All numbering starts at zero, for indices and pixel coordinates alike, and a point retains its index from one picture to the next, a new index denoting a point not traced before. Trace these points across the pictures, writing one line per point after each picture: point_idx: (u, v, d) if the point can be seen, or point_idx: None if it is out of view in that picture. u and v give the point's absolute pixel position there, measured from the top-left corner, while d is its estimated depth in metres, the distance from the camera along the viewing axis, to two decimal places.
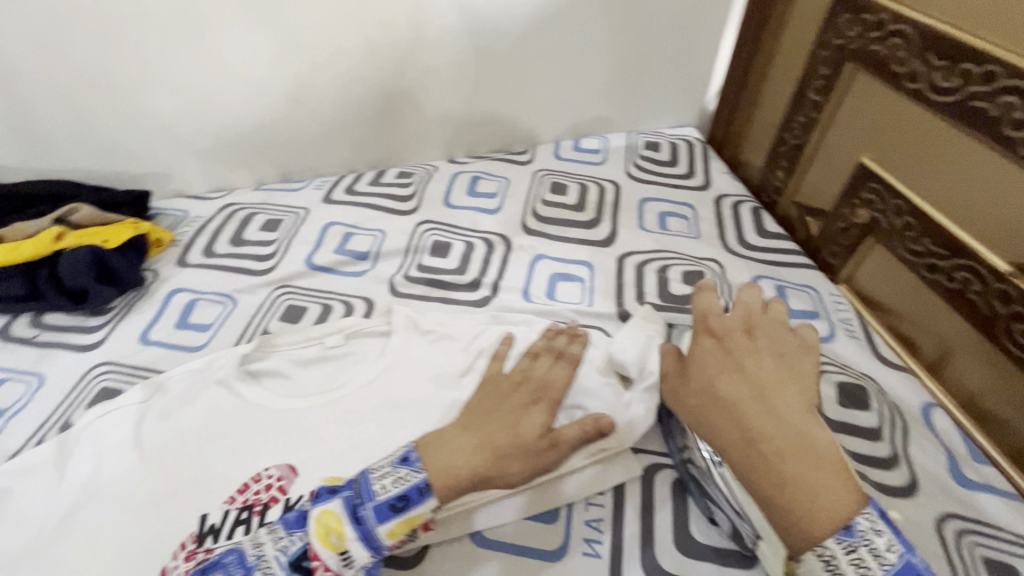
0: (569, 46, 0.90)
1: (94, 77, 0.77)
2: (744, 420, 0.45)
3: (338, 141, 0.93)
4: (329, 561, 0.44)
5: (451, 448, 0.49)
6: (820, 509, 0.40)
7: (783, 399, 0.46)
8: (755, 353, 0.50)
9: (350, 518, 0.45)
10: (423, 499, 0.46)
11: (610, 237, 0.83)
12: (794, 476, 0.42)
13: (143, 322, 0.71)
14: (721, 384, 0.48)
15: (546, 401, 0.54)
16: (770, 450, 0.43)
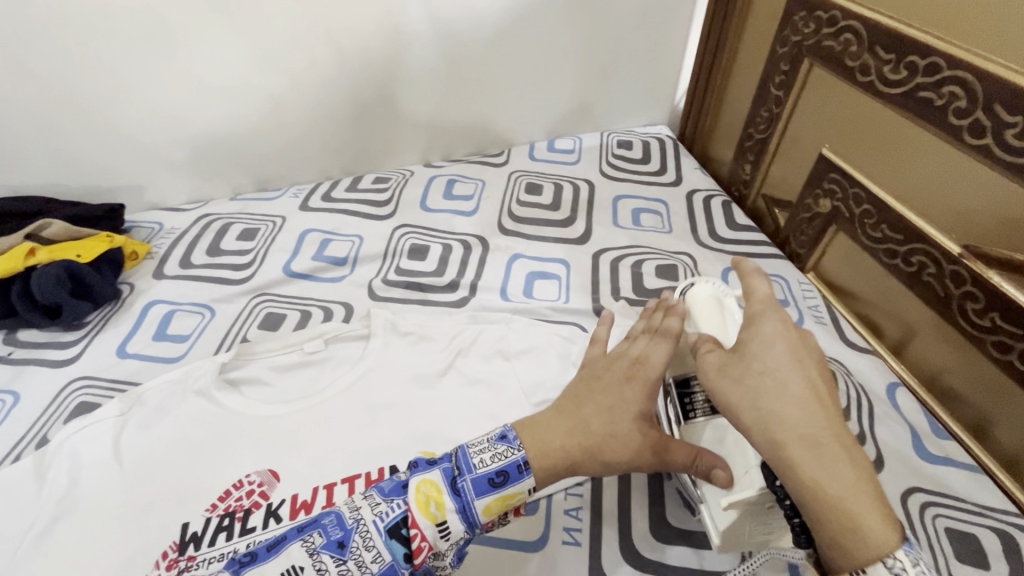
0: (540, 49, 0.92)
1: (61, 92, 0.77)
2: (765, 430, 0.40)
3: (313, 149, 0.93)
4: (426, 530, 0.43)
5: (543, 429, 0.50)
6: (864, 531, 0.35)
7: (801, 396, 0.40)
8: (768, 339, 0.43)
9: (450, 489, 0.45)
10: (523, 478, 0.46)
11: (585, 234, 0.85)
12: (837, 498, 0.36)
13: (120, 335, 0.71)
14: (731, 384, 0.43)
15: (643, 379, 0.52)
16: (797, 466, 0.38)
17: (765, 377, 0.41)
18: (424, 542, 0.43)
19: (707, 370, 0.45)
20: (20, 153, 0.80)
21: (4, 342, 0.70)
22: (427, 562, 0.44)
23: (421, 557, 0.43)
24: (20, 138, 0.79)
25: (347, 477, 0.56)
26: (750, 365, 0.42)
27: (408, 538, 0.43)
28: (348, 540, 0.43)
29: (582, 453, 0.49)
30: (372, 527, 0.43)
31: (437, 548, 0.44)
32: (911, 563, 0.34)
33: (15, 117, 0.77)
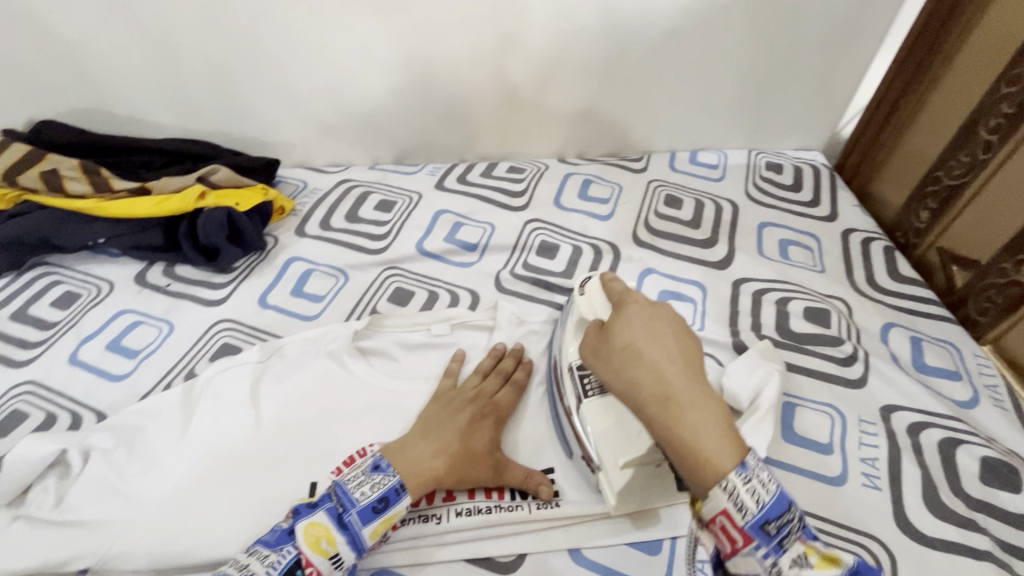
0: (707, 56, 0.85)
1: (242, 46, 0.81)
2: (631, 394, 0.45)
3: (456, 129, 0.93)
4: (320, 566, 0.46)
5: (410, 455, 0.53)
6: (709, 458, 0.40)
7: (658, 358, 0.46)
8: (628, 319, 0.49)
9: (336, 525, 0.47)
10: (400, 498, 0.49)
11: (725, 259, 0.79)
12: (686, 433, 0.41)
13: (263, 285, 0.74)
14: (604, 364, 0.49)
15: (492, 416, 0.58)
16: (653, 417, 0.44)
17: (626, 352, 0.47)
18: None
19: (588, 355, 0.51)
20: (197, 99, 0.86)
21: (164, 273, 0.75)
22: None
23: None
24: (199, 85, 0.85)
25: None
26: (613, 340, 0.48)
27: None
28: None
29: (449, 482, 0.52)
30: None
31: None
32: (743, 480, 0.39)
33: (199, 65, 0.82)
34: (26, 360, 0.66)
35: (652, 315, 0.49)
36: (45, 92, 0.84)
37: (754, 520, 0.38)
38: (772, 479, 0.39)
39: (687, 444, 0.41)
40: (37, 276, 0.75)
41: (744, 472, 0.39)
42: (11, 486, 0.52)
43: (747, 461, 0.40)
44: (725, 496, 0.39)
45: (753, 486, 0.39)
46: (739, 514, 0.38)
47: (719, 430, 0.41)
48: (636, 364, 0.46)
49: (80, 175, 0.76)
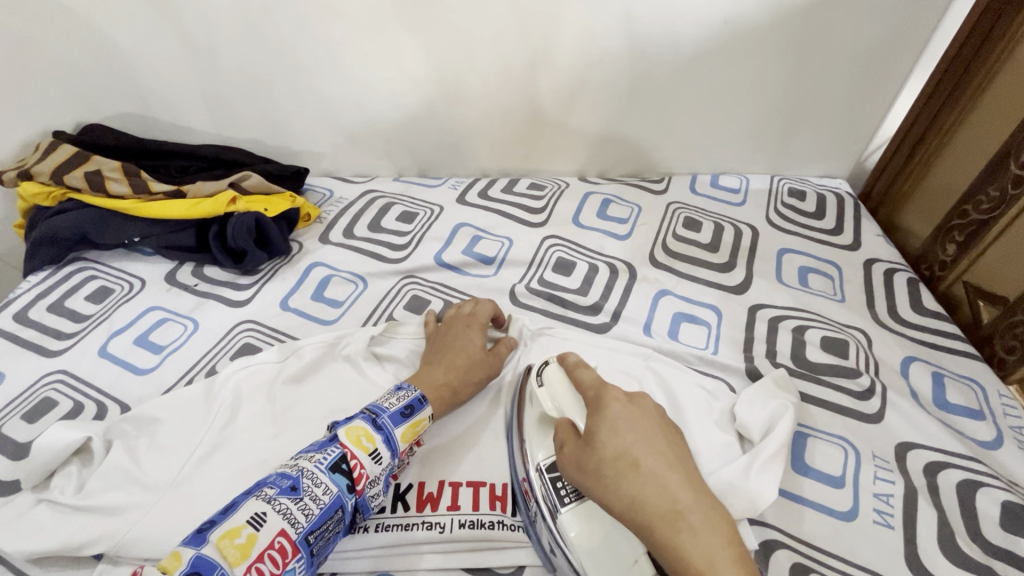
0: (730, 80, 0.86)
1: (279, 59, 0.84)
2: (639, 519, 0.41)
3: (480, 145, 0.95)
4: (363, 460, 0.49)
5: (425, 376, 0.61)
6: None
7: (661, 470, 0.43)
8: (612, 423, 0.45)
9: (373, 427, 0.52)
10: (423, 406, 0.56)
11: (743, 284, 0.78)
12: (700, 564, 0.39)
13: (285, 288, 0.76)
14: (599, 483, 0.43)
15: (475, 323, 0.67)
16: (663, 539, 0.40)
17: (623, 463, 0.43)
18: (363, 470, 0.49)
19: (576, 473, 0.45)
20: (235, 108, 0.90)
21: (193, 273, 0.78)
22: (366, 494, 0.50)
23: (361, 485, 0.49)
24: (237, 95, 0.88)
25: (472, 482, 0.57)
26: (603, 452, 0.44)
27: (349, 470, 0.48)
28: (300, 485, 0.46)
29: (463, 387, 0.61)
30: (317, 469, 0.47)
31: (372, 475, 0.50)
32: None
33: (238, 76, 0.86)
34: (58, 350, 0.69)
35: (632, 414, 0.46)
36: (96, 97, 0.90)
37: None
38: None
39: (701, 575, 0.38)
40: (76, 270, 0.79)
41: None
42: (36, 470, 0.55)
43: None
44: None
45: None
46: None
47: (732, 553, 0.39)
48: (642, 483, 0.42)
49: (120, 176, 0.79)
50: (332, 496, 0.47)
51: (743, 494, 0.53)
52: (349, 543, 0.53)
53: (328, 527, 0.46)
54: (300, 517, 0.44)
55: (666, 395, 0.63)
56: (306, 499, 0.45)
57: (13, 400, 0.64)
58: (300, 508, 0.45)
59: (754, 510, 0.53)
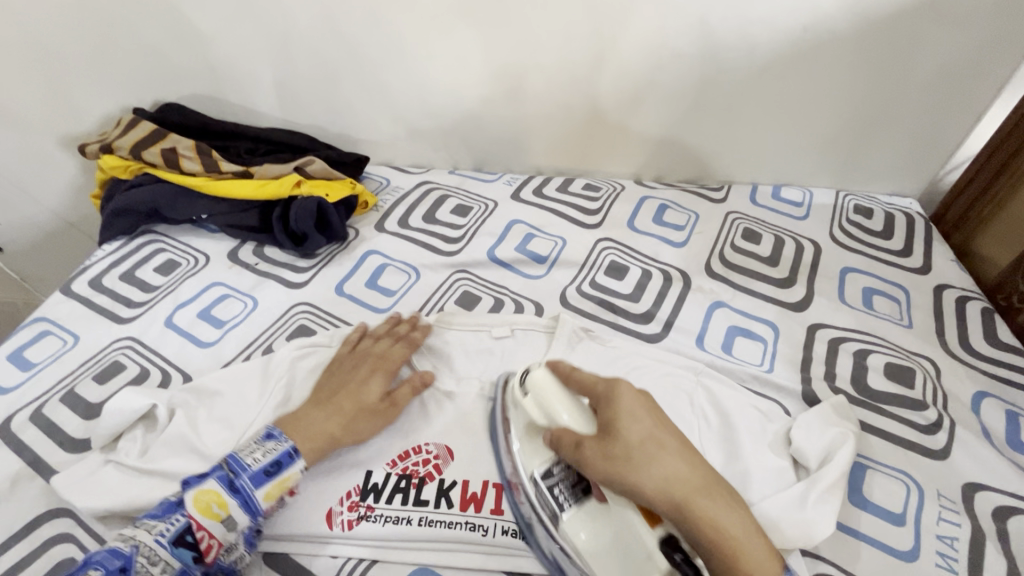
0: (803, 88, 0.83)
1: (349, 49, 0.86)
2: (670, 498, 0.44)
3: (537, 143, 0.95)
4: (211, 530, 0.49)
5: (307, 423, 0.56)
6: (745, 554, 0.43)
7: (678, 455, 0.47)
8: (630, 410, 0.49)
9: (227, 490, 0.50)
10: (294, 461, 0.53)
11: (803, 302, 0.76)
12: (731, 536, 0.43)
13: (341, 273, 0.78)
14: (627, 466, 0.45)
15: (381, 366, 0.62)
16: (697, 516, 0.44)
17: (648, 446, 0.47)
18: (212, 540, 0.49)
19: (600, 464, 0.46)
20: (302, 94, 0.92)
21: (254, 253, 0.81)
22: (222, 560, 0.50)
23: (212, 554, 0.49)
24: (305, 82, 0.90)
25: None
26: (626, 440, 0.47)
27: (196, 542, 0.48)
28: (133, 565, 0.46)
29: (347, 436, 0.57)
30: (155, 544, 0.47)
31: (227, 541, 0.50)
32: None
33: (308, 64, 0.88)
34: (128, 318, 0.72)
35: (645, 405, 0.50)
36: (172, 78, 0.93)
37: None
38: None
39: (732, 544, 0.43)
40: (145, 242, 0.82)
41: None
42: (107, 432, 0.58)
43: (778, 559, 0.44)
44: None
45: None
46: None
47: (750, 526, 0.45)
48: (670, 466, 0.46)
49: (193, 155, 0.82)
50: (174, 571, 0.47)
51: (798, 523, 0.51)
52: (391, 533, 0.54)
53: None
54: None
55: (718, 411, 0.61)
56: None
57: (85, 362, 0.67)
58: None
59: (807, 541, 0.51)
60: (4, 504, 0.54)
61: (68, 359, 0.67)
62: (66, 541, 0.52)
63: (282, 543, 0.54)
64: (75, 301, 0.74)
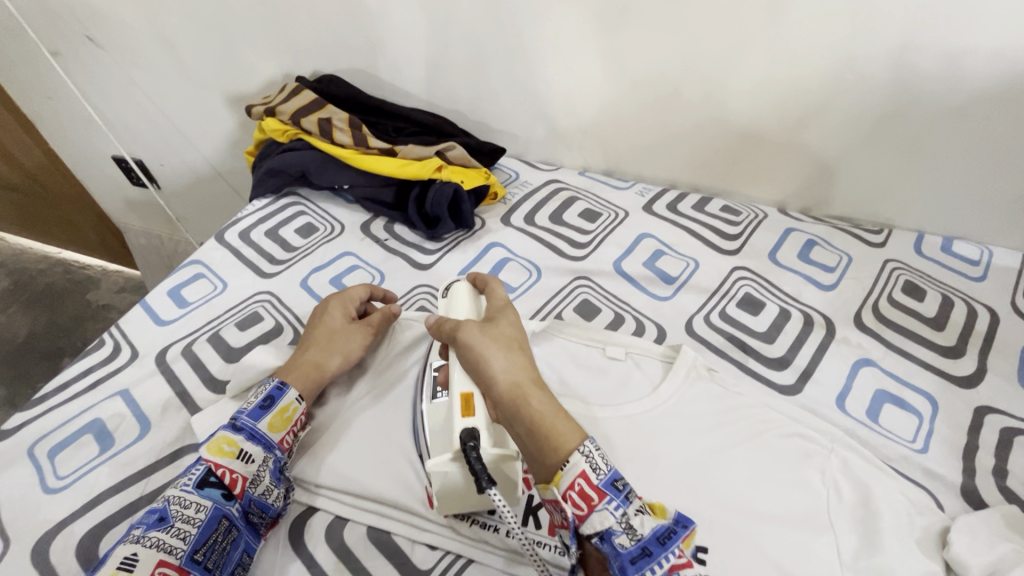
0: (1009, 134, 0.71)
1: (506, 38, 0.85)
2: (508, 379, 0.51)
3: (677, 156, 0.90)
4: (229, 465, 0.51)
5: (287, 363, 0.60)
6: (552, 424, 0.47)
7: (519, 354, 0.54)
8: (510, 319, 0.58)
9: (233, 430, 0.53)
10: (284, 392, 0.56)
11: (973, 377, 0.66)
12: (538, 413, 0.48)
13: (464, 262, 0.78)
14: (484, 343, 0.53)
15: (342, 299, 0.66)
16: (530, 406, 0.48)
17: (510, 341, 0.55)
18: (235, 474, 0.51)
19: (468, 334, 0.54)
20: (451, 79, 0.93)
21: (384, 228, 0.83)
22: (253, 492, 0.51)
23: (239, 487, 0.50)
24: (456, 68, 0.92)
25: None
26: (494, 327, 0.56)
27: (220, 480, 0.50)
28: (168, 514, 0.47)
29: (331, 362, 0.61)
30: (183, 493, 0.48)
31: (251, 474, 0.51)
32: (594, 448, 0.45)
33: (463, 51, 0.89)
34: (270, 273, 0.77)
35: (518, 326, 0.57)
36: (335, 51, 0.98)
37: (606, 478, 0.43)
38: (607, 461, 0.45)
39: (536, 421, 0.47)
40: (290, 204, 0.88)
41: (587, 449, 0.45)
42: (240, 381, 0.61)
43: (586, 445, 0.45)
44: (579, 455, 0.44)
45: (594, 460, 0.44)
46: (594, 474, 0.43)
47: (569, 419, 0.48)
48: (516, 362, 0.52)
49: (345, 127, 0.85)
50: (209, 510, 0.48)
51: None
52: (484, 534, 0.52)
53: (218, 538, 0.48)
54: (176, 539, 0.46)
55: (857, 486, 0.54)
56: (179, 525, 0.46)
57: (229, 309, 0.72)
58: (173, 535, 0.46)
59: None
60: (153, 429, 0.59)
61: (217, 304, 0.73)
62: None
63: (387, 522, 0.54)
64: (227, 250, 0.80)
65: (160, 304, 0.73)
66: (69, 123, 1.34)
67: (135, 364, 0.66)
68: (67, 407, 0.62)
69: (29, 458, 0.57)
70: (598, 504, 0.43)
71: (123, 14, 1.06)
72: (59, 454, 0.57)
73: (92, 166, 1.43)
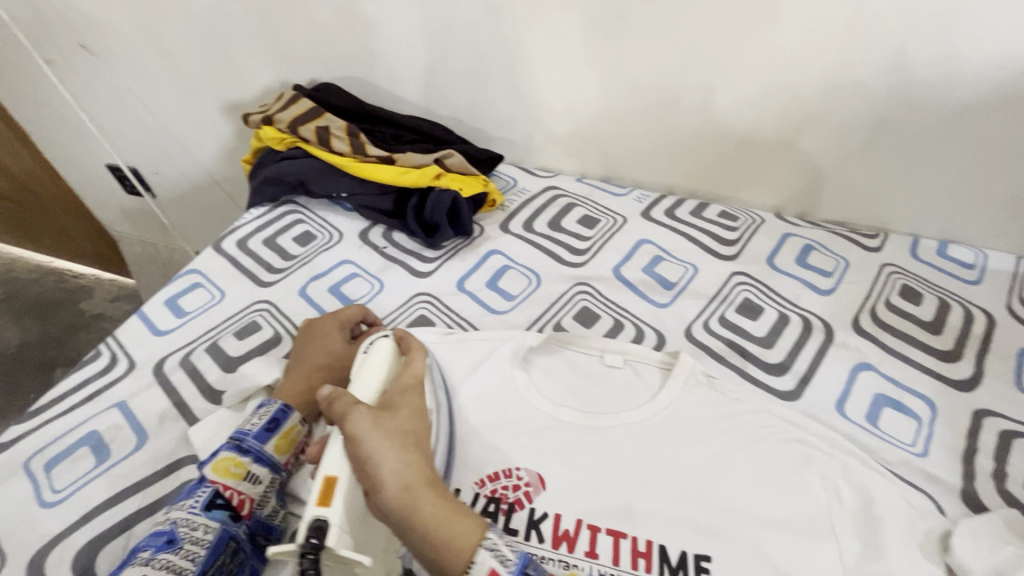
0: (1003, 139, 0.72)
1: (504, 47, 0.86)
2: (402, 478, 0.44)
3: (675, 162, 0.91)
4: (237, 486, 0.50)
5: (288, 388, 0.59)
6: (444, 524, 0.43)
7: (417, 446, 0.47)
8: (410, 398, 0.51)
9: (238, 452, 0.52)
10: (289, 415, 0.56)
11: (971, 380, 0.66)
12: (435, 516, 0.43)
13: (463, 269, 0.78)
14: (381, 433, 0.46)
15: (335, 320, 0.65)
16: (428, 511, 0.43)
17: (408, 430, 0.48)
18: (243, 496, 0.50)
19: (358, 425, 0.45)
20: (449, 86, 0.94)
21: (383, 236, 0.83)
22: (259, 513, 0.51)
23: (246, 509, 0.50)
24: (455, 75, 0.92)
25: (613, 530, 0.52)
26: (394, 414, 0.48)
27: (228, 502, 0.49)
28: (177, 535, 0.46)
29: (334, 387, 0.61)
30: (190, 514, 0.48)
31: (258, 496, 0.51)
32: (497, 539, 0.43)
33: (461, 58, 0.89)
34: (268, 282, 0.77)
35: (418, 406, 0.51)
36: (332, 59, 0.98)
37: (515, 570, 0.41)
38: (512, 554, 0.43)
39: (430, 526, 0.43)
40: (288, 212, 0.87)
41: (494, 546, 0.42)
42: (238, 391, 0.60)
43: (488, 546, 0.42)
44: (489, 553, 0.42)
45: (500, 551, 0.42)
46: (503, 568, 0.41)
47: (465, 512, 0.44)
48: (412, 459, 0.45)
49: (343, 135, 0.85)
50: (216, 532, 0.47)
51: None
52: None
53: (225, 561, 0.47)
54: (185, 561, 0.45)
55: (857, 492, 0.54)
56: (188, 546, 0.46)
57: (227, 319, 0.72)
58: (181, 556, 0.45)
59: None
60: (150, 441, 0.59)
61: (214, 313, 0.72)
62: None
63: None
64: (224, 259, 0.80)
65: (158, 314, 0.72)
66: (63, 132, 1.33)
67: (132, 376, 0.65)
68: (63, 419, 0.61)
69: (25, 472, 0.56)
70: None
71: (118, 22, 1.06)
72: (55, 467, 0.57)
73: (86, 175, 1.43)
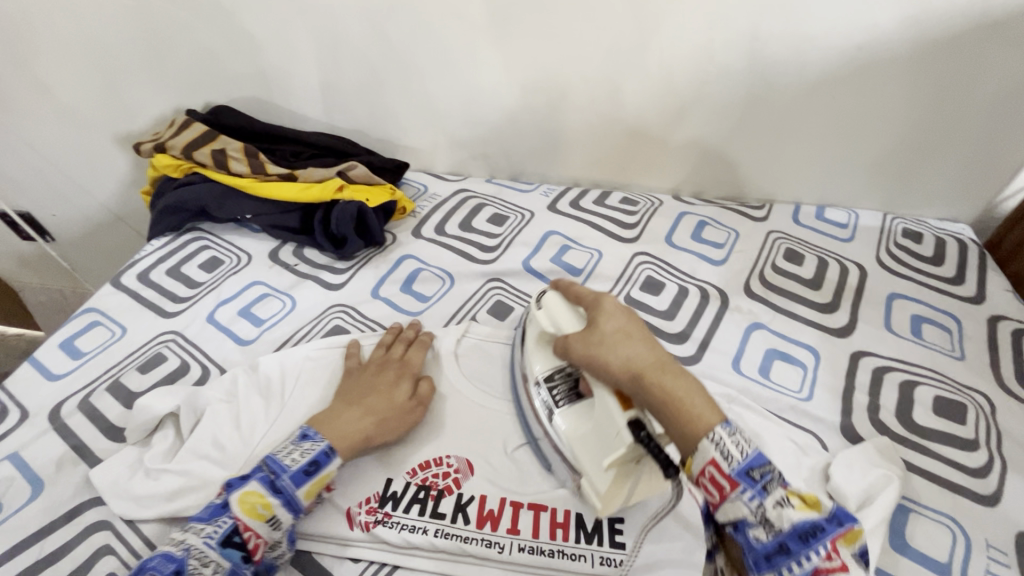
0: (854, 108, 0.80)
1: (395, 57, 0.87)
2: (627, 369, 0.47)
3: (576, 156, 0.95)
4: (258, 530, 0.48)
5: (340, 422, 0.56)
6: (698, 416, 0.43)
7: (636, 344, 0.49)
8: (610, 310, 0.54)
9: (270, 491, 0.50)
10: (331, 461, 0.53)
11: (846, 327, 0.73)
12: (670, 395, 0.44)
13: (376, 278, 0.79)
14: (599, 347, 0.50)
15: (404, 371, 0.63)
16: (656, 393, 0.45)
17: (619, 334, 0.51)
18: (259, 540, 0.48)
19: (578, 348, 0.52)
20: (348, 100, 0.94)
21: (294, 254, 0.82)
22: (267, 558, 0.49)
23: (259, 553, 0.48)
24: (352, 89, 0.93)
25: (534, 505, 0.55)
26: (601, 329, 0.52)
27: (243, 542, 0.48)
28: (187, 567, 0.45)
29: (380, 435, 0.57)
30: (205, 547, 0.46)
31: (271, 540, 0.49)
32: (729, 434, 0.42)
33: (355, 71, 0.90)
34: (173, 312, 0.74)
35: (628, 316, 0.53)
36: (225, 82, 0.96)
37: (740, 467, 0.40)
38: (742, 448, 0.41)
39: (665, 404, 0.44)
40: (192, 239, 0.85)
41: (731, 429, 0.42)
42: (142, 425, 0.59)
43: (723, 428, 0.42)
44: (712, 443, 0.41)
45: (737, 438, 0.42)
46: (726, 462, 0.41)
47: (703, 397, 0.44)
48: (635, 353, 0.48)
49: (241, 156, 0.84)
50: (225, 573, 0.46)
51: None
52: (409, 539, 0.53)
53: None
54: None
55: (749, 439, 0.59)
56: None
57: (130, 354, 0.69)
58: None
59: None
60: (49, 488, 0.56)
61: (115, 350, 0.70)
62: (102, 529, 0.53)
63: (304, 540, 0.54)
64: (124, 294, 0.77)
65: (52, 359, 0.69)
66: None
67: (26, 425, 0.62)
68: None
69: None
70: (731, 493, 0.40)
71: None
72: None
73: None
